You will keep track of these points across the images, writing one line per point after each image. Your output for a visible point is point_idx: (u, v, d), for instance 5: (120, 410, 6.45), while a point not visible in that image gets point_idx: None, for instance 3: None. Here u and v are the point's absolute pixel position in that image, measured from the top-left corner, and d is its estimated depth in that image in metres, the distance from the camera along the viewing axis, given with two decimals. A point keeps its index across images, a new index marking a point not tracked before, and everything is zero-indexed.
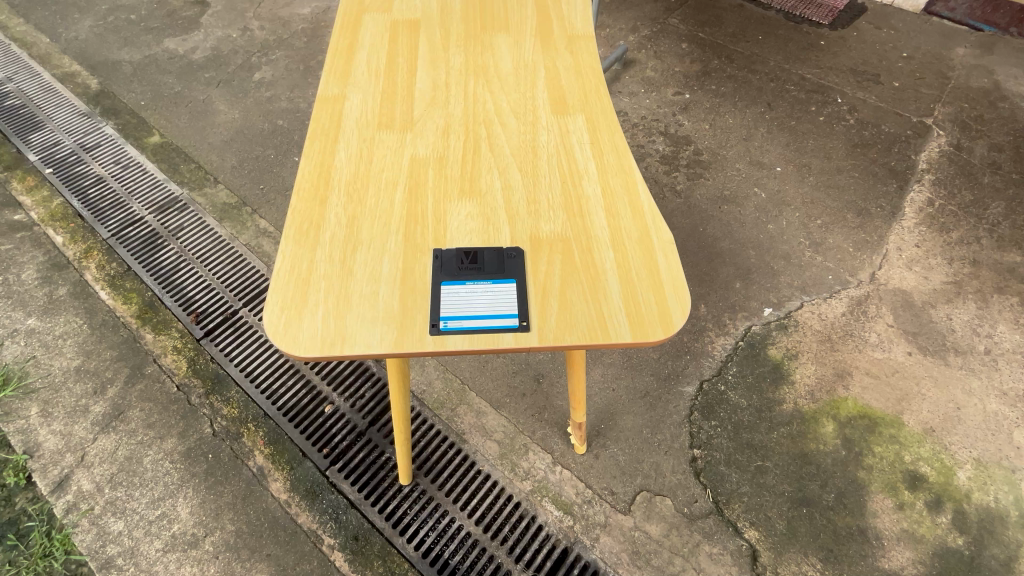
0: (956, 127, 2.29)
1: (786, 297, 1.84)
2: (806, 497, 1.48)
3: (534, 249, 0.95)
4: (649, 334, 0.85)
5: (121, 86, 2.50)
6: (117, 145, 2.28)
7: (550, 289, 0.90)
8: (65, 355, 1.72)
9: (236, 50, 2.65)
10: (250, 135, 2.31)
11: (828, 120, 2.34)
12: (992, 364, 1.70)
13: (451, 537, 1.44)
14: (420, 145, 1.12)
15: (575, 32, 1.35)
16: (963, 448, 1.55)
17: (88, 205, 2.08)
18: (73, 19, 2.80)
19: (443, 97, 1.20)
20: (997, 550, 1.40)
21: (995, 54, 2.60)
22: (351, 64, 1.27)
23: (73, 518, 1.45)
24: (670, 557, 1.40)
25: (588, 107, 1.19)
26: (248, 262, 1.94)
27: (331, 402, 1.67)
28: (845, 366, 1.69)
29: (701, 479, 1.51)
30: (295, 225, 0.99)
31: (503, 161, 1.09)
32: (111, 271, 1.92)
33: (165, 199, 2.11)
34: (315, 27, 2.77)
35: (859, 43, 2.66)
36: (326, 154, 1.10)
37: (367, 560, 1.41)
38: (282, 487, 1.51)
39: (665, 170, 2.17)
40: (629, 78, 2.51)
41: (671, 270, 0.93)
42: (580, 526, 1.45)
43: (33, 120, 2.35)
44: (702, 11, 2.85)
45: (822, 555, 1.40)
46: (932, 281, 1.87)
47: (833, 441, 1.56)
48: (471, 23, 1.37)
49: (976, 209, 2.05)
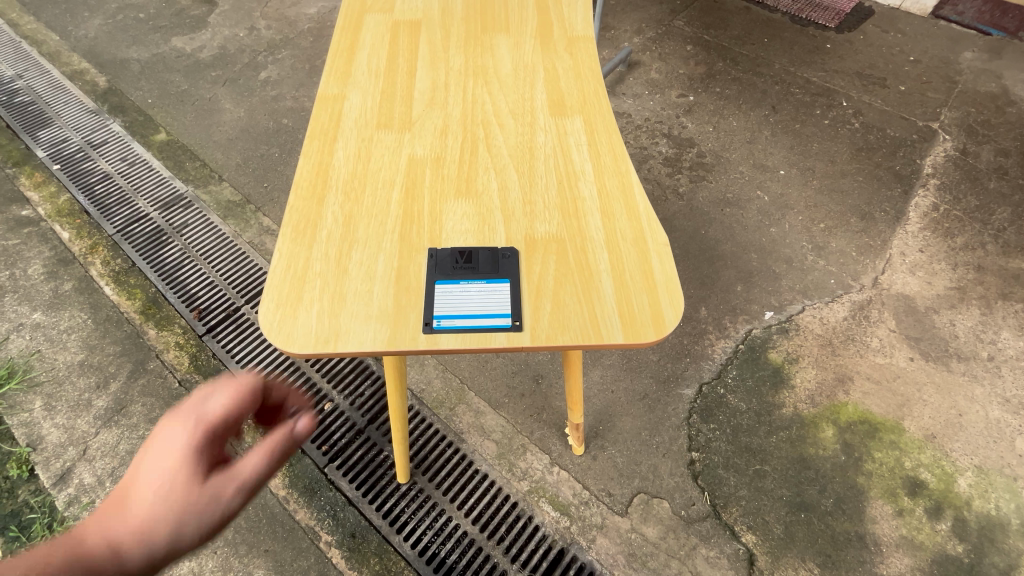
0: (962, 132, 2.28)
1: (787, 301, 1.83)
2: (804, 501, 1.48)
3: (529, 250, 0.96)
4: (641, 336, 0.85)
5: (129, 84, 2.52)
6: (124, 142, 2.30)
7: (543, 289, 0.90)
8: (70, 350, 1.74)
9: (243, 49, 2.67)
10: (255, 134, 2.32)
11: (833, 124, 2.33)
12: (995, 371, 1.68)
13: (447, 536, 1.45)
14: (418, 146, 1.12)
15: (574, 34, 1.35)
16: (964, 454, 1.54)
17: (95, 201, 2.10)
18: (82, 17, 2.83)
19: (442, 97, 1.21)
20: (998, 558, 1.39)
21: (1004, 58, 2.58)
22: (351, 64, 1.27)
23: (75, 511, 1.47)
24: (667, 560, 1.40)
25: (587, 109, 1.19)
26: (250, 260, 1.96)
27: (331, 399, 1.68)
28: (846, 370, 1.69)
29: (699, 481, 1.51)
30: (293, 223, 0.99)
31: (500, 162, 1.09)
32: (116, 266, 1.93)
33: (171, 197, 2.13)
34: (321, 27, 2.79)
35: (865, 47, 2.65)
36: (326, 153, 1.10)
37: (364, 557, 1.42)
38: (281, 483, 1.52)
39: (668, 172, 2.17)
40: (632, 80, 2.51)
41: (665, 271, 0.93)
42: (576, 527, 1.45)
43: (42, 117, 2.38)
44: (707, 13, 2.85)
45: (820, 560, 1.40)
46: (934, 287, 1.85)
47: (833, 446, 1.56)
48: (473, 25, 1.37)
49: (982, 214, 2.03)
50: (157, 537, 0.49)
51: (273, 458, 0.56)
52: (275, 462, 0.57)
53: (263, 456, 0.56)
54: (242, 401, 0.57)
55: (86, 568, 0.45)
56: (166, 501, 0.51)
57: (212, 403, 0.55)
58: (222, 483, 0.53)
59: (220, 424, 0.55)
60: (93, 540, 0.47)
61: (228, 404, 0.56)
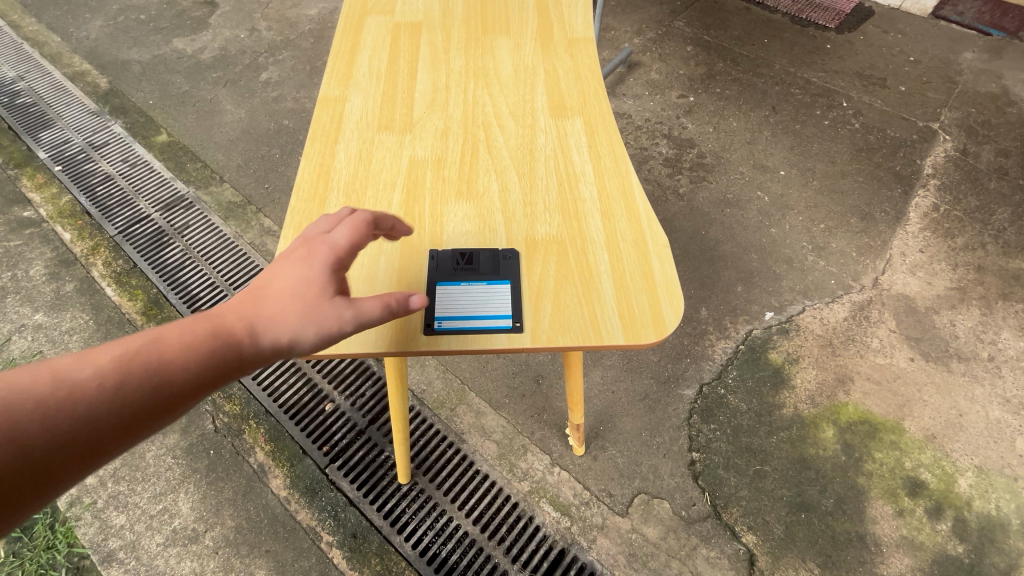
0: (963, 133, 2.28)
1: (788, 302, 1.83)
2: (804, 501, 1.48)
3: (529, 251, 0.96)
4: (641, 337, 0.85)
5: (130, 85, 2.53)
6: (125, 143, 2.30)
7: (544, 290, 0.90)
8: (71, 350, 1.75)
9: (243, 50, 2.67)
10: (255, 135, 2.33)
11: (833, 124, 2.33)
12: (996, 371, 1.68)
13: (448, 536, 1.45)
14: (419, 147, 1.13)
15: (574, 36, 1.35)
16: (964, 455, 1.54)
17: (96, 203, 2.11)
18: (83, 19, 2.83)
19: (443, 99, 1.22)
20: (998, 558, 1.40)
21: (1004, 59, 2.58)
22: (352, 66, 1.28)
23: (77, 512, 1.47)
24: (668, 560, 1.40)
25: (587, 110, 1.19)
26: (251, 260, 1.96)
27: (332, 400, 1.68)
28: (846, 371, 1.69)
29: (700, 482, 1.51)
30: (294, 225, 1.00)
31: (500, 163, 1.10)
32: (118, 267, 1.94)
33: (172, 198, 2.13)
34: (322, 28, 2.79)
35: (865, 47, 2.65)
36: (327, 155, 1.11)
37: (365, 558, 1.42)
38: (282, 484, 1.53)
39: (668, 172, 2.18)
40: (633, 80, 2.51)
41: (665, 272, 0.93)
42: (577, 527, 1.45)
43: (44, 118, 2.38)
44: (708, 13, 2.85)
45: (820, 560, 1.40)
46: (935, 288, 1.86)
47: (833, 447, 1.56)
48: (473, 26, 1.38)
49: (982, 214, 2.03)
50: (283, 328, 0.63)
51: (384, 301, 0.67)
52: (389, 311, 0.68)
53: (379, 302, 0.67)
54: (356, 240, 0.70)
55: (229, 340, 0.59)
56: (298, 309, 0.64)
57: (337, 236, 0.70)
58: (343, 307, 0.65)
59: (344, 255, 0.69)
60: (239, 313, 0.62)
61: (348, 240, 0.70)
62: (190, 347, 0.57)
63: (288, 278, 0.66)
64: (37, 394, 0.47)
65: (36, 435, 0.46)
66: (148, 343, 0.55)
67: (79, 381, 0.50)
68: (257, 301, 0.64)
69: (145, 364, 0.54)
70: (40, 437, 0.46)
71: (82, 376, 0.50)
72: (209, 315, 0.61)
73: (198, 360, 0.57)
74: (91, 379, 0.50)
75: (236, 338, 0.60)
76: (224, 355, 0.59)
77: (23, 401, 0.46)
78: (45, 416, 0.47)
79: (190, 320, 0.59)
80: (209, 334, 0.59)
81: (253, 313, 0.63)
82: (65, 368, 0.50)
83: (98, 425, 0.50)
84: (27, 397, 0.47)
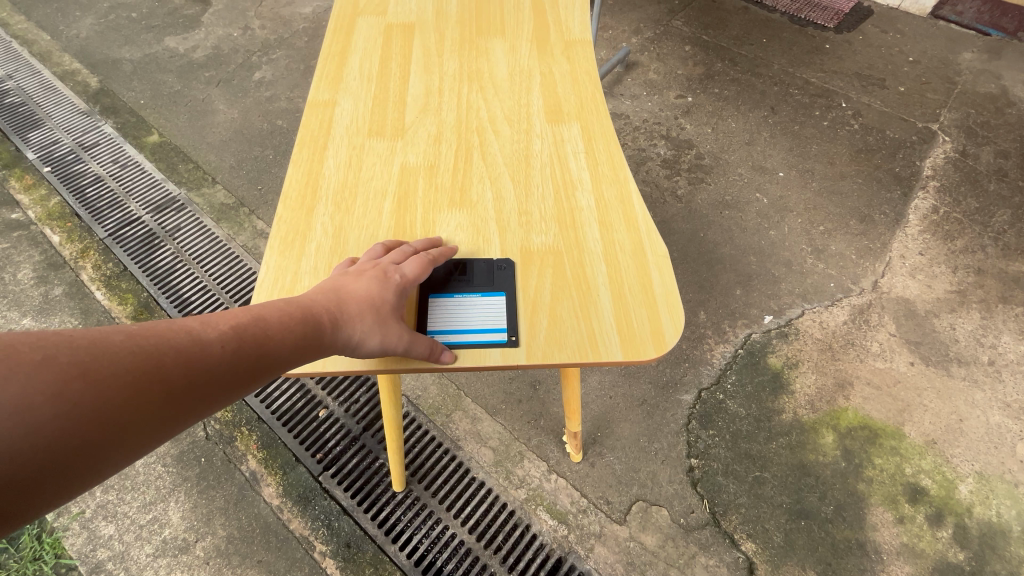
0: (962, 134, 2.26)
1: (787, 305, 1.82)
2: (804, 508, 1.46)
3: (524, 263, 0.93)
4: (640, 353, 0.83)
5: (120, 84, 2.49)
6: (116, 144, 2.27)
7: (540, 304, 0.88)
8: None
9: (236, 49, 2.64)
10: (248, 135, 2.30)
11: (833, 125, 2.31)
12: (996, 376, 1.66)
13: (444, 545, 1.43)
14: (411, 153, 1.10)
15: (572, 38, 1.32)
16: (965, 461, 1.52)
17: (86, 205, 2.07)
18: (73, 17, 2.79)
19: (435, 104, 1.19)
20: (999, 565, 1.38)
21: (1003, 58, 2.56)
22: (342, 69, 1.25)
23: (64, 522, 1.45)
24: (666, 568, 1.39)
25: (584, 115, 1.16)
26: (243, 263, 1.93)
27: (326, 406, 1.66)
28: (846, 376, 1.67)
29: (699, 489, 1.49)
30: (281, 235, 0.97)
31: (495, 170, 1.07)
32: (108, 271, 1.90)
33: (163, 200, 2.10)
34: (316, 27, 2.76)
35: (864, 47, 2.63)
36: (316, 162, 1.08)
37: (359, 567, 1.40)
38: (275, 492, 1.50)
39: (666, 174, 2.16)
40: (630, 80, 2.49)
41: (665, 284, 0.91)
42: (574, 535, 1.43)
43: (33, 118, 2.34)
44: (706, 13, 2.83)
45: (820, 568, 1.38)
46: (934, 290, 1.84)
47: (833, 452, 1.54)
48: (468, 28, 1.35)
49: (982, 216, 2.02)
50: (355, 336, 0.72)
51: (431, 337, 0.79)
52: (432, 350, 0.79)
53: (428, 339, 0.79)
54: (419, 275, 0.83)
55: (312, 330, 0.68)
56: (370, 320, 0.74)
57: (407, 268, 0.82)
58: (401, 331, 0.76)
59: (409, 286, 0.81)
60: (324, 308, 0.71)
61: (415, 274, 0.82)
62: (286, 329, 0.65)
63: (365, 289, 0.76)
64: (178, 344, 0.56)
65: (172, 375, 0.55)
66: (255, 321, 0.64)
67: (207, 342, 0.58)
68: (339, 299, 0.73)
69: (253, 339, 0.62)
70: (175, 373, 0.55)
71: (209, 338, 0.59)
72: (300, 303, 0.70)
73: (291, 343, 0.65)
74: (216, 340, 0.59)
75: (320, 327, 0.69)
76: (310, 342, 0.67)
77: (166, 347, 0.55)
78: (181, 361, 0.56)
79: (287, 307, 0.68)
80: (301, 321, 0.67)
81: (336, 309, 0.72)
82: (196, 328, 0.59)
83: (214, 380, 0.58)
84: (170, 345, 0.56)
